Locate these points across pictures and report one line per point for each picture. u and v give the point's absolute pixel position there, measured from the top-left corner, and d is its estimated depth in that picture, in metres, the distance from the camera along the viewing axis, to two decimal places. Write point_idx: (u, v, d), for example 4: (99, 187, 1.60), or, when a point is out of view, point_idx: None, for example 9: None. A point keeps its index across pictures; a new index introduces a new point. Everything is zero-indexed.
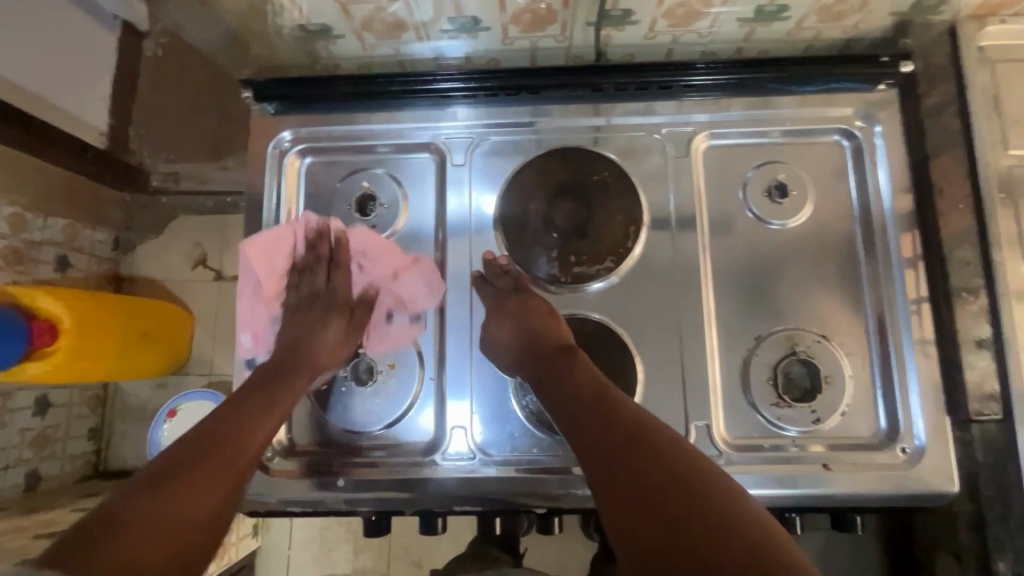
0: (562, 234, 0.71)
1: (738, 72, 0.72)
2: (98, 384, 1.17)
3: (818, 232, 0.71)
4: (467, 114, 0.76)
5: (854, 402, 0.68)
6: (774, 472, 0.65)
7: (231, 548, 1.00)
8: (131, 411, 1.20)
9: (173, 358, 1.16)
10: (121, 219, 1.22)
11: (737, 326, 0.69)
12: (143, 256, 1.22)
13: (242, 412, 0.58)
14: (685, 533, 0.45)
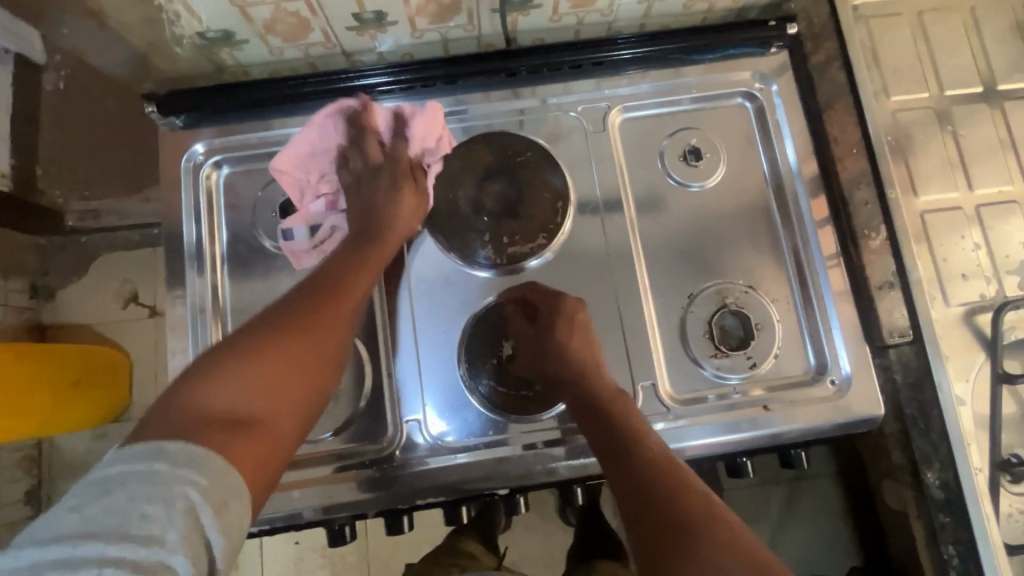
0: (493, 216, 0.72)
1: (650, 45, 0.76)
2: (30, 443, 1.10)
3: (734, 190, 0.75)
4: (391, 108, 0.76)
5: (785, 345, 0.71)
6: (718, 420, 0.68)
7: None
8: (71, 467, 1.13)
9: (111, 405, 1.10)
10: (37, 262, 1.17)
11: (671, 287, 0.72)
12: (65, 300, 1.18)
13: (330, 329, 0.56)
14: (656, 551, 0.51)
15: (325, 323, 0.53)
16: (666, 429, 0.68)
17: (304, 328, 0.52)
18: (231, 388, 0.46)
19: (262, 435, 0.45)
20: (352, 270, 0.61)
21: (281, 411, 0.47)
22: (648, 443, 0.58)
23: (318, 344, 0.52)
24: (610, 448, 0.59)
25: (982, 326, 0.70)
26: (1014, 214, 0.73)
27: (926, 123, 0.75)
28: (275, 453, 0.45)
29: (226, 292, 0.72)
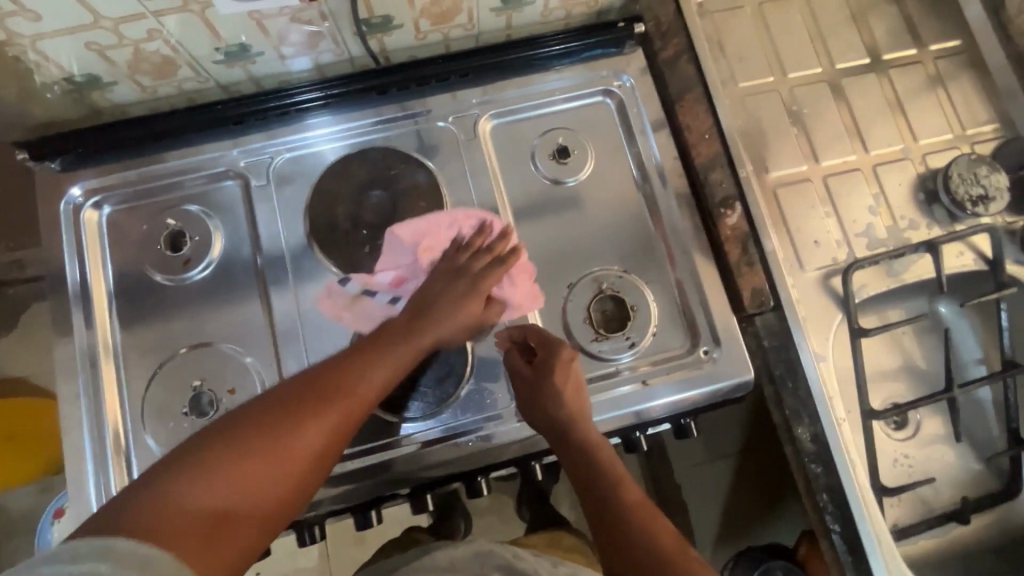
0: (372, 230, 0.73)
1: (586, 38, 0.81)
2: None
3: (602, 182, 0.79)
4: (330, 122, 0.79)
5: (662, 322, 0.75)
6: (602, 400, 0.72)
7: None
8: (15, 523, 1.15)
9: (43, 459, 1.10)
10: None
11: (550, 279, 0.76)
12: None
13: (343, 377, 0.54)
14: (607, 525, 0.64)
15: (310, 430, 0.50)
16: None
17: (301, 422, 0.50)
18: (249, 469, 0.46)
19: (243, 522, 0.45)
20: (355, 393, 0.54)
21: (283, 510, 0.47)
22: (626, 490, 0.65)
23: (285, 432, 0.49)
24: (590, 491, 0.66)
25: (837, 286, 0.75)
26: (860, 181, 0.79)
27: (774, 105, 0.81)
28: (265, 486, 0.46)
29: (115, 330, 0.73)
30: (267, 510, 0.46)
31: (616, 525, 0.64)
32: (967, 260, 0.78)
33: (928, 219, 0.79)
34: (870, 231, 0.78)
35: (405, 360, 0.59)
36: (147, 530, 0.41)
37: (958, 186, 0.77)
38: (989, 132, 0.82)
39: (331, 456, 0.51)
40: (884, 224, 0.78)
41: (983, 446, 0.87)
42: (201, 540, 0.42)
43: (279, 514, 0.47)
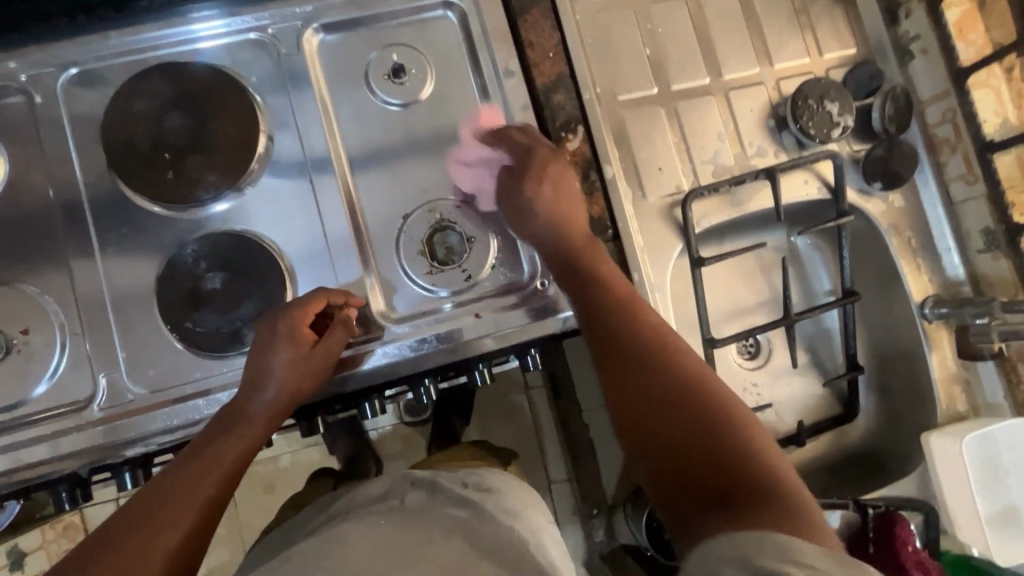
0: (175, 152, 0.67)
1: None
2: None
3: (440, 100, 0.72)
4: (199, 15, 0.70)
5: (500, 254, 0.72)
6: (429, 336, 0.69)
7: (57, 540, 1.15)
8: None
9: None
10: None
11: (384, 209, 0.71)
12: None
13: (229, 416, 0.60)
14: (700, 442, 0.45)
15: (213, 451, 0.58)
16: (379, 347, 0.68)
17: (198, 454, 0.57)
18: (174, 482, 0.55)
19: (185, 491, 0.55)
20: (264, 355, 0.62)
21: (179, 494, 0.55)
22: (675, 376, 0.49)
23: (202, 463, 0.57)
24: (680, 388, 0.49)
25: (678, 216, 0.74)
26: (712, 106, 0.77)
27: (626, 24, 0.77)
28: (190, 486, 0.55)
29: None
30: (187, 494, 0.55)
31: (696, 432, 0.46)
32: (812, 188, 0.77)
33: (776, 146, 0.77)
34: (716, 158, 0.76)
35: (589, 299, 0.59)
36: (171, 472, 0.56)
37: (804, 111, 0.75)
38: (847, 58, 0.80)
39: (209, 473, 0.57)
40: (731, 151, 0.76)
41: (824, 371, 0.91)
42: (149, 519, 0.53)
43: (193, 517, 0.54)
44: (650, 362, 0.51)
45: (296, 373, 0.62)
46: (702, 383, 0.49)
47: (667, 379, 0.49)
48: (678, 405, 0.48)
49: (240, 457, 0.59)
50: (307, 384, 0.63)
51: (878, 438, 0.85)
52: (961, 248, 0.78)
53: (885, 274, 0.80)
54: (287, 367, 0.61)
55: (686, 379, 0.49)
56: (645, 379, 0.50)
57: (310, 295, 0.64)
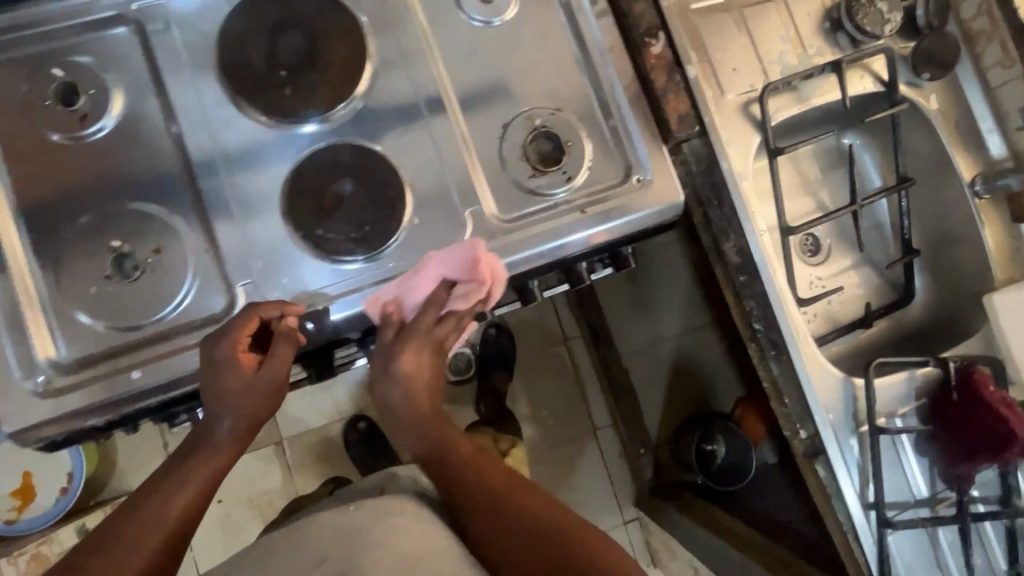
0: (291, 70, 0.69)
1: None
2: None
3: (525, 20, 0.78)
4: None
5: (596, 155, 0.77)
6: (542, 231, 0.74)
7: None
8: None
9: None
10: None
11: (485, 118, 0.76)
12: None
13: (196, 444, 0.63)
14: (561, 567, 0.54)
15: (182, 478, 0.61)
16: (499, 244, 0.73)
17: (161, 483, 0.60)
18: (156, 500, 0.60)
19: (167, 510, 0.59)
20: (210, 386, 0.62)
21: (156, 510, 0.59)
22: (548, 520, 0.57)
23: (168, 485, 0.61)
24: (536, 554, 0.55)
25: (755, 112, 0.80)
26: (774, 12, 0.83)
27: None
28: (163, 507, 0.59)
29: (10, 194, 0.66)
30: (163, 516, 0.59)
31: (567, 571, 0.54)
32: (868, 83, 0.84)
33: (833, 45, 0.84)
34: (782, 59, 0.82)
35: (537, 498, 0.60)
36: (127, 502, 0.60)
37: (858, 10, 0.81)
38: None
39: (172, 499, 0.60)
40: (795, 52, 0.82)
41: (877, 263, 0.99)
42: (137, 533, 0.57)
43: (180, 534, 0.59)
44: (530, 539, 0.56)
45: (244, 400, 0.62)
46: (556, 534, 0.56)
47: (536, 551, 0.55)
48: (550, 541, 0.56)
49: (208, 478, 0.62)
50: (268, 404, 0.64)
51: (934, 315, 0.94)
52: (1002, 128, 0.86)
53: (937, 160, 0.87)
54: (228, 395, 0.62)
55: (562, 532, 0.56)
56: (528, 540, 0.56)
57: (255, 308, 0.63)
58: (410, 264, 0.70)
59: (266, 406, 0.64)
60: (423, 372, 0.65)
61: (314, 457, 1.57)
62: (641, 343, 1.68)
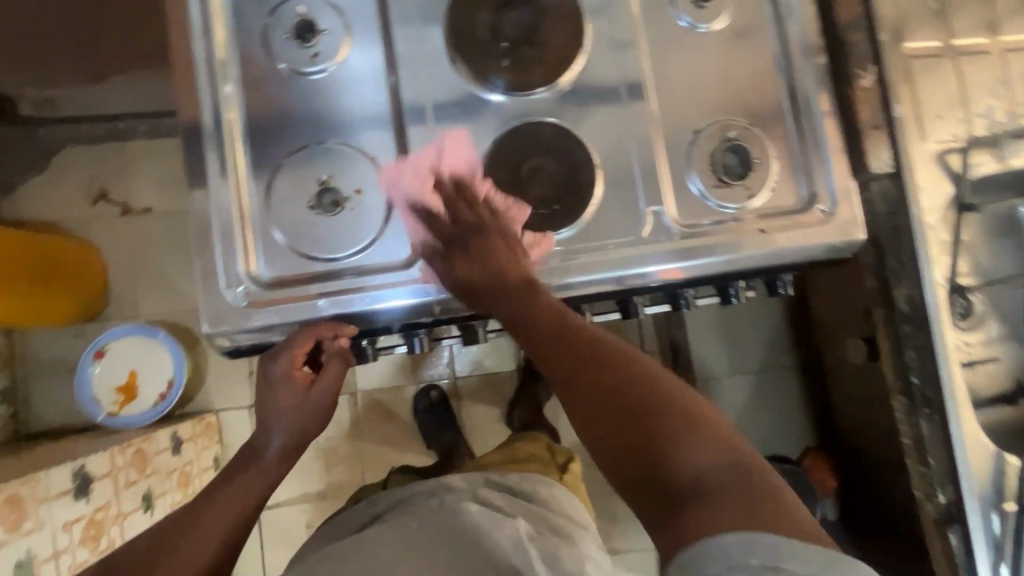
0: (512, 43, 0.72)
1: None
2: (90, 306, 1.49)
3: (736, 31, 0.78)
4: None
5: (780, 177, 0.77)
6: (718, 240, 0.74)
7: (195, 479, 1.39)
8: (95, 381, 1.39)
9: (93, 290, 1.48)
10: (92, 180, 1.57)
11: (679, 121, 0.76)
12: (70, 203, 1.56)
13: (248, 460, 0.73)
14: (624, 425, 0.51)
15: (238, 487, 0.71)
16: (674, 248, 0.73)
17: (222, 491, 0.70)
18: (217, 503, 0.69)
19: (228, 514, 0.68)
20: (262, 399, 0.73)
21: (214, 515, 0.68)
22: (606, 359, 0.55)
23: (228, 493, 0.70)
24: (582, 377, 0.54)
25: (952, 163, 0.78)
26: (989, 64, 0.80)
27: None
28: (220, 512, 0.68)
29: (240, 114, 0.70)
30: (225, 519, 0.68)
31: (620, 391, 0.53)
32: None
33: None
34: (988, 114, 0.80)
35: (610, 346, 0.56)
36: (186, 509, 0.69)
37: None
38: None
39: (234, 503, 0.69)
40: (1002, 109, 0.80)
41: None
42: (192, 533, 0.66)
43: (232, 536, 0.68)
44: (608, 390, 0.53)
45: (297, 413, 0.73)
46: (629, 370, 0.54)
47: (600, 390, 0.53)
48: (618, 379, 0.53)
49: (261, 490, 0.71)
50: (314, 421, 0.73)
51: None
52: None
53: None
54: (285, 413, 0.73)
55: (640, 383, 0.53)
56: (606, 398, 0.53)
57: (299, 330, 0.69)
58: (587, 251, 0.72)
59: (310, 430, 0.74)
60: (508, 262, 0.64)
61: (381, 417, 1.61)
62: (720, 369, 1.67)
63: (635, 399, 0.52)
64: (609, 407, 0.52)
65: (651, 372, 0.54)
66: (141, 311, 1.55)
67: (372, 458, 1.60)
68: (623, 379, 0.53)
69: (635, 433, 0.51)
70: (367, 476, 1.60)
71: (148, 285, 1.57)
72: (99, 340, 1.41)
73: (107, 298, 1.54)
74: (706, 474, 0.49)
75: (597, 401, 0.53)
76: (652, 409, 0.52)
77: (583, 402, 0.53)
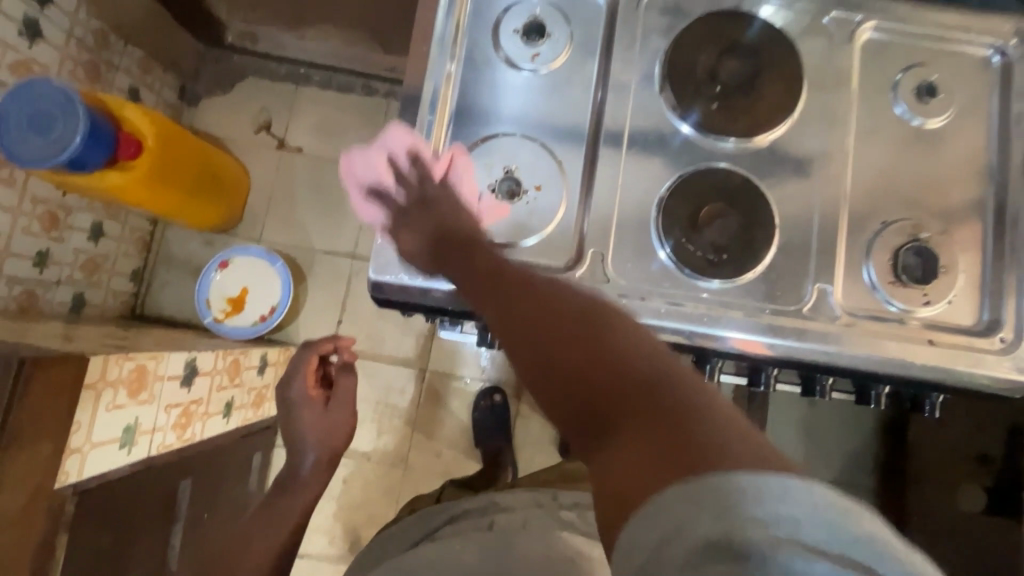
0: (725, 90, 0.73)
1: None
2: (225, 220, 1.62)
3: (951, 135, 0.76)
4: None
5: (962, 292, 0.73)
6: (881, 338, 0.71)
7: (266, 403, 1.46)
8: (212, 288, 1.51)
9: (233, 204, 1.61)
10: (258, 109, 1.72)
11: (869, 208, 0.74)
12: (234, 125, 1.71)
13: (283, 489, 0.87)
14: (587, 356, 0.46)
15: (286, 503, 0.85)
16: (833, 332, 0.71)
17: (272, 501, 0.86)
18: (265, 518, 0.83)
19: (271, 534, 0.81)
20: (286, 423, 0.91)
21: (256, 533, 0.82)
22: (551, 330, 0.49)
23: (271, 515, 0.84)
24: (562, 325, 0.48)
25: None
26: None
27: None
28: (263, 532, 0.81)
29: (456, 91, 0.76)
30: (268, 536, 0.81)
31: (585, 350, 0.46)
32: None
33: None
34: None
35: (539, 300, 0.52)
36: (236, 535, 0.83)
37: None
38: None
39: (281, 526, 0.82)
40: None
41: None
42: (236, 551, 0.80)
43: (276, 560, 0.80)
44: (632, 368, 0.44)
45: (321, 428, 0.89)
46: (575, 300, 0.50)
47: (565, 342, 0.47)
48: (563, 325, 0.48)
49: (299, 509, 0.84)
50: (339, 430, 0.90)
51: None
52: None
53: None
54: (312, 429, 0.88)
55: (574, 315, 0.49)
56: (561, 330, 0.48)
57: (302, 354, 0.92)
58: (742, 308, 0.71)
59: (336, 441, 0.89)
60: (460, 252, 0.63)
61: (443, 403, 1.64)
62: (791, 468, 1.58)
63: (594, 330, 0.47)
64: (567, 362, 0.46)
65: (606, 328, 0.47)
66: (264, 236, 1.67)
67: (421, 438, 1.63)
68: (571, 333, 0.47)
69: (583, 426, 0.45)
70: (412, 453, 1.63)
71: (275, 216, 1.69)
72: (225, 252, 1.53)
73: (241, 218, 1.68)
74: (637, 368, 0.44)
75: (593, 355, 0.46)
76: (657, 386, 0.42)
77: (555, 350, 0.47)
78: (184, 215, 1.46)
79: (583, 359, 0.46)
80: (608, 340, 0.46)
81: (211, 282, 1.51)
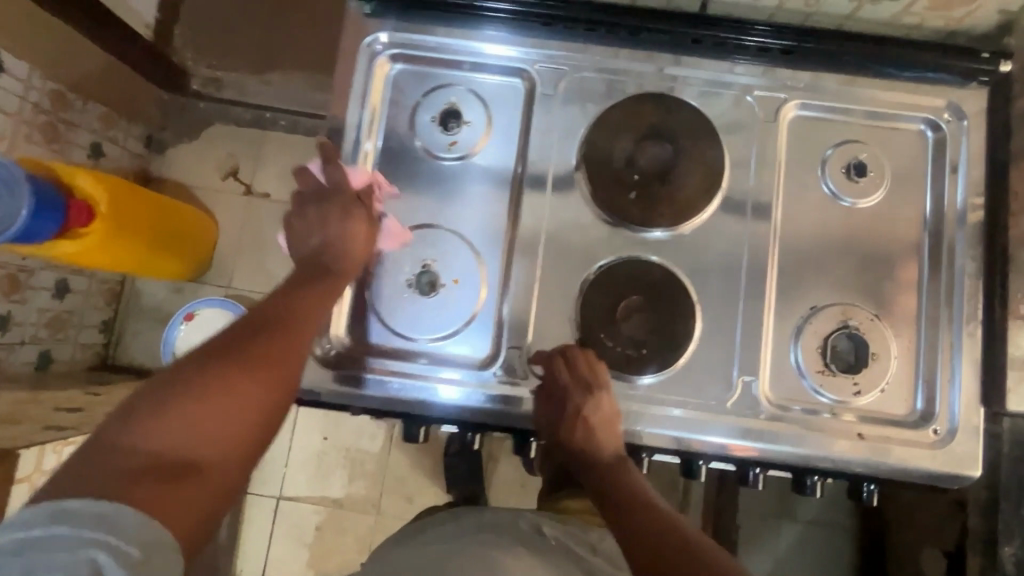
0: (644, 176, 0.72)
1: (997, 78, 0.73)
2: (193, 269, 1.62)
3: (883, 214, 0.73)
4: (707, 65, 0.75)
5: (895, 380, 0.70)
6: (810, 432, 0.69)
7: None
8: (178, 340, 1.51)
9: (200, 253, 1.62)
10: (224, 155, 1.72)
11: (796, 293, 0.72)
12: (200, 172, 1.71)
13: None
14: (652, 522, 0.59)
15: None
16: (758, 426, 0.69)
17: None
18: None
19: None
20: None
21: None
22: (635, 509, 0.61)
23: None
24: (627, 507, 0.61)
25: None
26: None
27: None
28: None
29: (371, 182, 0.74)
30: None
31: (647, 518, 0.59)
32: None
33: None
34: None
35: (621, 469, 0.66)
36: None
37: None
38: None
39: None
40: None
41: None
42: None
43: None
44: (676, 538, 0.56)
45: None
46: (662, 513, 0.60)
47: (640, 521, 0.59)
48: (630, 505, 0.61)
49: None
50: None
51: None
52: None
53: None
54: None
55: (637, 498, 0.62)
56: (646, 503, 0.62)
57: None
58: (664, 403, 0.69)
59: None
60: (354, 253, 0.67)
61: (414, 447, 1.63)
62: None
63: (666, 529, 0.58)
64: (640, 519, 0.59)
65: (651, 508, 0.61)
66: (233, 283, 1.68)
67: (392, 483, 1.62)
68: (642, 505, 0.61)
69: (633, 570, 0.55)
70: (383, 498, 1.62)
71: (243, 262, 1.69)
72: (191, 303, 1.53)
73: (209, 266, 1.68)
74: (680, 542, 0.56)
75: (652, 521, 0.59)
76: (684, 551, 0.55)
77: (625, 522, 0.60)
78: (149, 270, 1.47)
79: (646, 528, 0.58)
80: (660, 525, 0.59)
81: (177, 334, 1.51)
